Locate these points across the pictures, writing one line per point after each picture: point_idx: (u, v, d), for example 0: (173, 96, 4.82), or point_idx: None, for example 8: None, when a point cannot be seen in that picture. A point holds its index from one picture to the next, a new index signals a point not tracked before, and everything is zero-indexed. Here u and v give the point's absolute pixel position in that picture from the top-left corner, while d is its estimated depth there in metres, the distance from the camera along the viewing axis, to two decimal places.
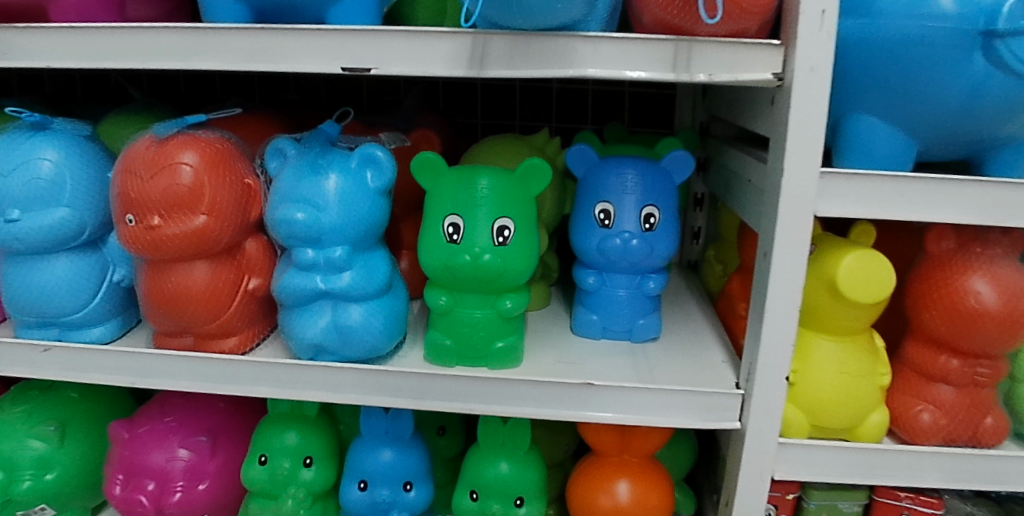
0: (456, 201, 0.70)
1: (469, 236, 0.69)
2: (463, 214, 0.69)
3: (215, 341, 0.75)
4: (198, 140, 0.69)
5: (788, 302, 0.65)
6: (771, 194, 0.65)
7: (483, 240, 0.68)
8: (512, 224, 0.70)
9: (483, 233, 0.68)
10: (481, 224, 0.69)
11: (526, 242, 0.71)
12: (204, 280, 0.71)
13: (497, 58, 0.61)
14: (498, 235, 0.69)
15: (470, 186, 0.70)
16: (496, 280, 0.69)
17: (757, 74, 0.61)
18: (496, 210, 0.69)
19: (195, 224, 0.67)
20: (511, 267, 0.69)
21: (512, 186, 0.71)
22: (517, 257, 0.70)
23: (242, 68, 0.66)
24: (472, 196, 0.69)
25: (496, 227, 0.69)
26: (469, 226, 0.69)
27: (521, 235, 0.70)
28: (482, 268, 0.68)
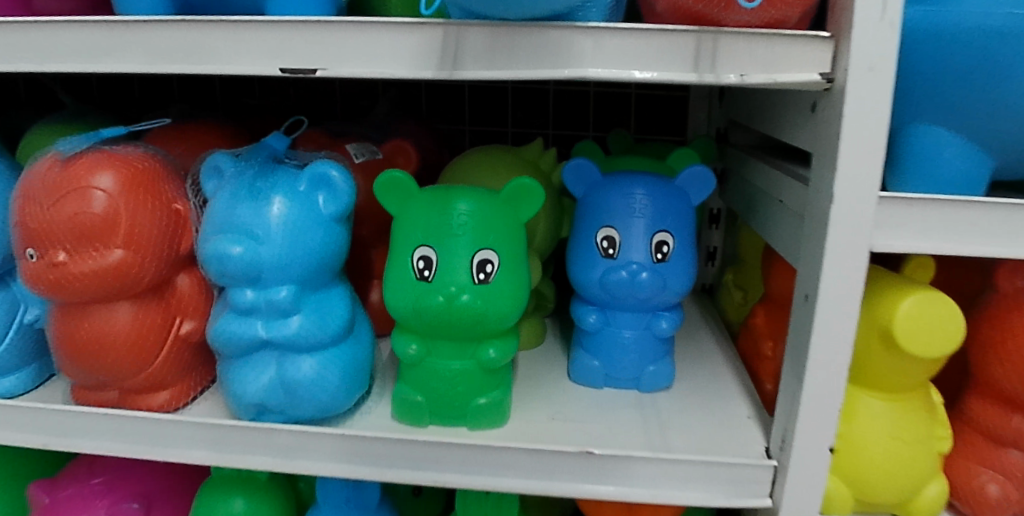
0: (428, 230, 0.58)
1: (443, 274, 0.56)
2: (436, 246, 0.57)
3: (143, 396, 0.63)
4: (116, 158, 0.56)
5: (835, 356, 0.53)
6: (814, 223, 0.53)
7: (460, 278, 0.56)
8: (496, 257, 0.58)
9: (460, 270, 0.56)
10: (458, 259, 0.56)
11: (514, 279, 0.58)
12: (125, 326, 0.59)
13: (474, 56, 0.49)
14: (479, 271, 0.57)
15: (445, 212, 0.58)
16: (476, 326, 0.57)
17: (798, 74, 0.49)
18: (477, 241, 0.57)
19: (109, 260, 0.55)
20: (495, 311, 0.57)
21: (497, 212, 0.59)
22: (502, 298, 0.57)
23: (163, 70, 0.53)
24: (448, 224, 0.57)
25: (476, 261, 0.57)
26: (444, 260, 0.57)
27: (507, 270, 0.58)
28: (459, 312, 0.56)
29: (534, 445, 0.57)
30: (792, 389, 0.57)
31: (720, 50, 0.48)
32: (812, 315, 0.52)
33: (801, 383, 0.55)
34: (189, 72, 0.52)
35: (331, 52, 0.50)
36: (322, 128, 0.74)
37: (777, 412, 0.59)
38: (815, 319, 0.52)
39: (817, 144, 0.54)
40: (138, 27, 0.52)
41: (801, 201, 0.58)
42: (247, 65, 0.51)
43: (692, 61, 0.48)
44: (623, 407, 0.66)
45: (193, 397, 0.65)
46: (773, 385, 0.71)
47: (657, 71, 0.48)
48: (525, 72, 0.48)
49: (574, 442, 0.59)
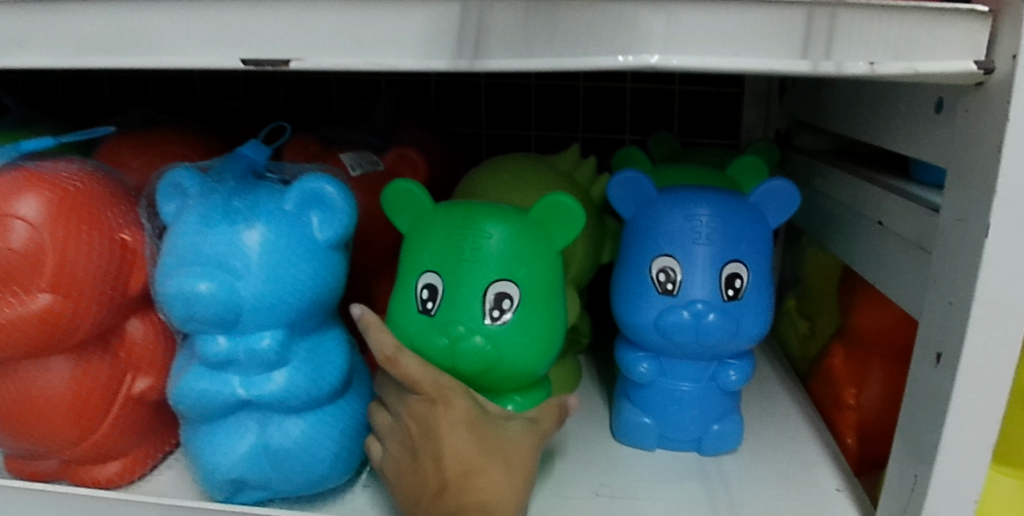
0: (436, 254, 0.45)
1: (449, 309, 0.44)
2: (444, 274, 0.45)
3: (86, 467, 0.50)
4: (41, 176, 0.44)
5: (982, 435, 0.40)
6: (951, 260, 0.40)
7: (470, 318, 0.44)
8: (517, 292, 0.45)
9: (470, 307, 0.44)
10: (469, 293, 0.44)
11: (538, 320, 0.45)
12: (59, 388, 0.46)
13: (502, 39, 0.36)
14: (495, 309, 0.44)
15: (458, 232, 0.45)
16: (486, 376, 0.45)
17: (945, 61, 0.36)
18: (494, 271, 0.44)
19: (32, 309, 0.42)
20: (511, 360, 0.45)
21: (525, 236, 0.46)
22: (521, 343, 0.45)
23: (91, 66, 0.40)
24: (461, 247, 0.45)
25: (491, 296, 0.44)
26: (451, 293, 0.44)
27: (530, 310, 0.45)
28: (464, 361, 0.43)
29: None
30: (911, 468, 0.44)
31: (839, 31, 0.35)
32: (952, 384, 0.39)
33: (927, 465, 0.42)
34: (127, 66, 0.40)
35: (310, 38, 0.38)
36: (311, 133, 0.62)
37: (884, 489, 0.47)
38: (953, 387, 0.39)
39: (952, 155, 0.41)
40: (61, 8, 0.40)
41: (920, 225, 0.45)
42: (201, 55, 0.39)
43: (801, 46, 0.35)
44: (679, 478, 0.54)
45: (152, 466, 0.53)
46: (856, 440, 0.60)
47: (754, 58, 0.35)
48: (572, 60, 0.35)
49: None
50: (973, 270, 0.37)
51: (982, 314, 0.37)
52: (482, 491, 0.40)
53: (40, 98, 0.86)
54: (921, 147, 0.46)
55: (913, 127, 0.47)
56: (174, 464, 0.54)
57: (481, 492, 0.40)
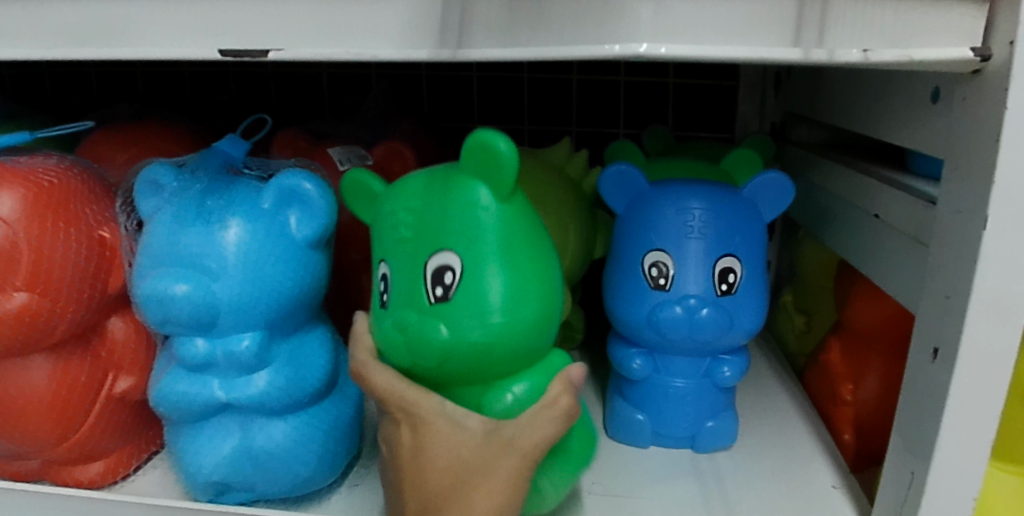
0: (385, 240, 0.42)
1: (398, 296, 0.40)
2: (392, 261, 0.41)
3: (69, 468, 0.49)
4: (16, 172, 0.43)
5: (981, 431, 0.39)
6: (948, 251, 0.39)
7: (409, 305, 0.39)
8: (458, 263, 0.38)
9: (412, 292, 0.39)
10: (412, 274, 0.39)
11: (485, 292, 0.38)
12: (38, 387, 0.45)
13: (487, 28, 0.35)
14: (436, 289, 0.38)
15: (399, 211, 0.41)
16: (448, 367, 0.39)
17: (941, 48, 0.35)
18: (428, 246, 0.39)
19: (8, 309, 0.41)
20: (460, 343, 0.38)
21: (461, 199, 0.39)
22: (468, 322, 0.38)
23: (69, 59, 0.40)
24: (400, 228, 0.40)
25: (429, 272, 0.39)
26: (397, 278, 0.40)
27: (479, 277, 0.38)
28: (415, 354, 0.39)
29: None
30: (908, 464, 0.43)
31: (832, 17, 0.34)
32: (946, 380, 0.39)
33: (925, 460, 0.41)
34: (107, 58, 0.39)
35: (291, 27, 0.37)
36: (299, 127, 0.61)
37: (881, 484, 0.47)
38: (949, 383, 0.38)
39: (948, 144, 0.40)
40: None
41: (916, 218, 0.44)
42: (180, 48, 0.38)
43: (793, 33, 0.34)
44: (674, 476, 0.53)
45: (135, 466, 0.52)
46: (852, 436, 0.59)
47: (744, 47, 0.34)
48: (559, 50, 0.34)
49: None
50: (971, 261, 0.36)
51: (980, 306, 0.37)
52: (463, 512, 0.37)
53: (28, 93, 0.85)
54: (917, 137, 0.45)
55: (909, 119, 0.46)
56: (159, 464, 0.53)
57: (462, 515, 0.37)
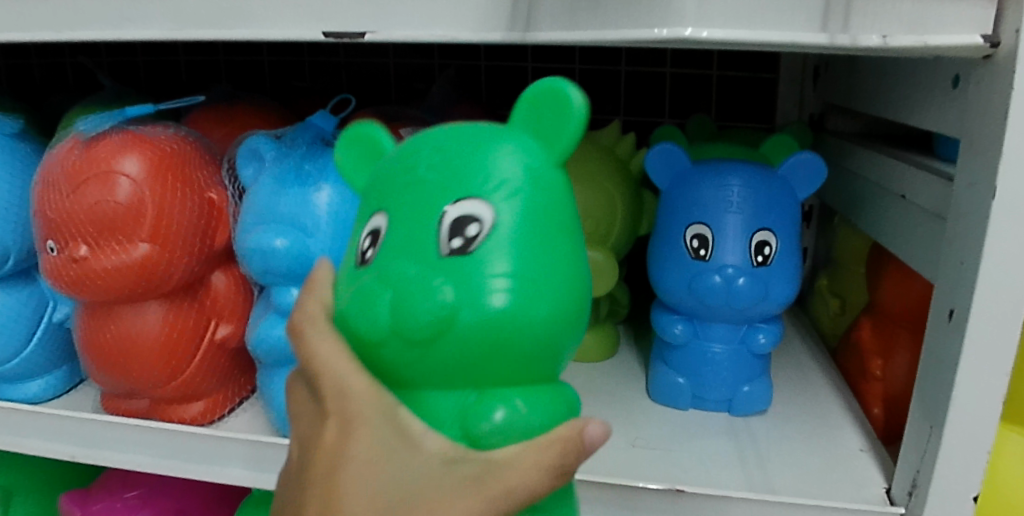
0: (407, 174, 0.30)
1: (395, 237, 0.29)
2: (392, 207, 0.30)
3: (173, 406, 0.56)
4: (143, 139, 0.50)
5: (994, 389, 0.41)
6: (962, 221, 0.41)
7: (424, 253, 0.28)
8: (483, 211, 0.28)
9: (423, 238, 0.28)
10: (419, 211, 0.29)
11: (553, 256, 0.29)
12: (152, 329, 0.52)
13: (552, 15, 0.40)
14: (473, 232, 0.28)
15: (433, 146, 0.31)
16: (463, 354, 0.28)
17: (952, 35, 0.37)
18: (453, 184, 0.29)
19: (133, 257, 0.48)
20: (511, 329, 0.27)
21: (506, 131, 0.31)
22: (525, 294, 0.28)
23: (190, 40, 0.46)
24: (439, 161, 0.30)
25: (447, 221, 0.28)
26: (398, 218, 0.29)
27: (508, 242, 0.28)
28: (421, 313, 0.26)
29: (616, 479, 0.48)
30: (924, 427, 0.45)
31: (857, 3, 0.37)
32: (954, 340, 0.42)
33: (939, 418, 0.43)
34: (221, 39, 0.45)
35: (382, 14, 0.43)
36: (374, 111, 0.69)
37: (902, 449, 0.48)
38: (962, 347, 0.41)
39: (965, 125, 0.43)
40: None
41: (937, 195, 0.47)
42: (289, 29, 0.44)
43: (821, 19, 0.37)
44: (711, 435, 0.57)
45: (231, 408, 0.58)
46: (881, 409, 0.61)
47: (775, 32, 0.37)
48: (613, 32, 0.37)
49: (657, 478, 0.50)
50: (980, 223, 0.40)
51: (993, 268, 0.39)
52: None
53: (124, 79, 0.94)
54: (941, 122, 0.48)
55: (934, 101, 0.49)
56: (249, 408, 0.59)
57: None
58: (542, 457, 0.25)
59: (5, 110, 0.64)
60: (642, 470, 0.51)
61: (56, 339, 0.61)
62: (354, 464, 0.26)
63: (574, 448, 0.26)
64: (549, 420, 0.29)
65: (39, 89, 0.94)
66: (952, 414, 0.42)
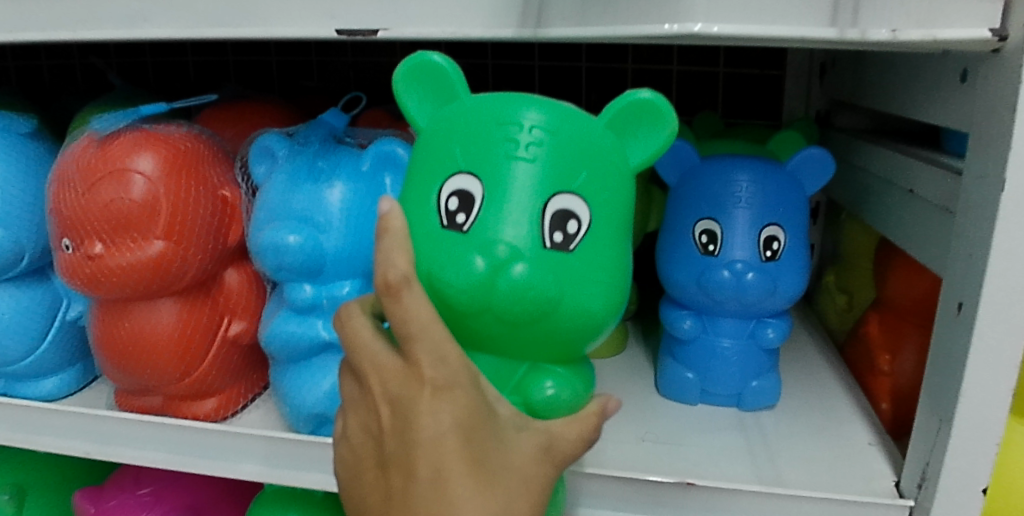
0: (510, 152, 0.35)
1: (495, 216, 0.35)
2: (484, 176, 0.36)
3: (187, 403, 0.57)
4: (157, 137, 0.50)
5: (1003, 381, 0.41)
6: (971, 213, 0.42)
7: (530, 240, 0.35)
8: (579, 212, 0.36)
9: (530, 225, 0.35)
10: (523, 199, 0.35)
11: (608, 261, 0.38)
12: (167, 326, 0.53)
13: (562, 10, 0.40)
14: (571, 231, 0.36)
15: (540, 132, 0.36)
16: (543, 331, 0.37)
17: (961, 28, 0.37)
18: (558, 181, 0.36)
19: (148, 254, 0.48)
20: (581, 316, 0.37)
21: (596, 139, 0.37)
22: (597, 292, 0.37)
23: (203, 38, 0.47)
24: (544, 154, 0.35)
25: (549, 215, 0.36)
26: (494, 197, 0.35)
27: (596, 244, 0.37)
28: (529, 298, 0.34)
29: (626, 473, 0.49)
30: (933, 421, 0.45)
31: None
32: (963, 332, 0.42)
33: (948, 411, 0.43)
34: (234, 37, 0.46)
35: (393, 11, 0.43)
36: (384, 109, 0.69)
37: (911, 443, 0.48)
38: (971, 339, 0.41)
39: (973, 118, 0.43)
40: None
41: (945, 189, 0.47)
42: (301, 27, 0.44)
43: (829, 13, 0.37)
44: (720, 430, 0.58)
45: (243, 405, 0.59)
46: (890, 404, 0.61)
47: (785, 26, 0.36)
48: (623, 28, 0.37)
49: (666, 472, 0.50)
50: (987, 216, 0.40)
51: (1001, 260, 0.39)
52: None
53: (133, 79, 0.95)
54: (949, 116, 0.48)
55: (942, 95, 0.49)
56: (261, 404, 0.60)
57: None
58: (584, 428, 0.35)
59: (19, 110, 0.65)
60: (651, 464, 0.52)
61: (71, 337, 0.62)
62: (446, 434, 0.30)
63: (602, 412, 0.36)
64: (580, 392, 0.40)
65: (49, 90, 0.95)
66: (960, 406, 0.42)
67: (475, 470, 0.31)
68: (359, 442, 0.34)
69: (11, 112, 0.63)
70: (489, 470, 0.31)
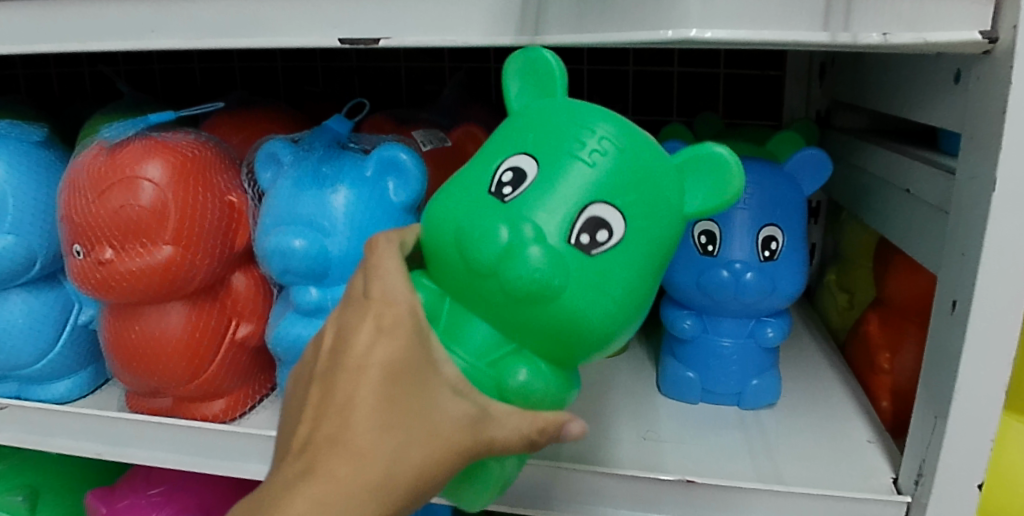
0: (574, 151, 0.36)
1: (534, 200, 0.36)
2: (543, 162, 0.37)
3: (197, 404, 0.58)
4: (165, 145, 0.51)
5: (998, 378, 0.41)
6: (964, 213, 0.42)
7: (556, 230, 0.35)
8: (612, 222, 0.36)
9: (561, 218, 0.35)
10: (565, 194, 0.36)
11: (628, 282, 0.37)
12: (177, 329, 0.54)
13: (560, 17, 0.41)
14: (599, 238, 0.36)
15: (608, 141, 0.37)
16: (545, 322, 0.36)
17: (951, 32, 0.38)
18: (604, 186, 0.36)
19: (157, 259, 0.50)
20: (584, 323, 0.36)
21: (660, 171, 0.38)
22: (608, 305, 0.36)
23: (211, 48, 0.48)
24: (606, 163, 0.36)
25: (584, 217, 0.36)
26: (542, 183, 0.36)
27: (619, 260, 0.36)
28: (540, 285, 0.34)
29: (626, 470, 0.49)
30: (929, 417, 0.46)
31: (856, 3, 0.37)
32: (957, 330, 0.42)
33: (944, 407, 0.44)
34: (240, 47, 0.47)
35: (396, 21, 0.44)
36: (387, 114, 0.70)
37: (908, 439, 0.49)
38: (965, 337, 0.41)
39: (966, 120, 0.44)
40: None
41: (941, 188, 0.48)
42: (305, 37, 0.45)
43: (821, 18, 0.37)
44: (721, 428, 0.58)
45: (252, 406, 0.60)
46: (890, 402, 0.62)
47: (777, 30, 0.37)
48: (617, 34, 0.38)
49: (667, 470, 0.51)
50: (977, 217, 0.41)
51: (993, 259, 0.40)
52: (333, 485, 0.28)
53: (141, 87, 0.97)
54: (944, 116, 0.49)
55: (938, 95, 0.50)
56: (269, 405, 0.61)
57: (308, 492, 0.27)
58: (526, 427, 0.33)
59: (30, 119, 0.66)
60: (652, 463, 0.52)
61: (82, 340, 0.63)
62: (371, 368, 0.30)
63: (552, 431, 0.34)
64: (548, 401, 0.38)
65: (58, 98, 0.97)
66: (955, 402, 0.43)
67: (384, 416, 0.29)
68: (305, 365, 0.34)
69: (22, 121, 0.64)
70: (405, 426, 0.30)
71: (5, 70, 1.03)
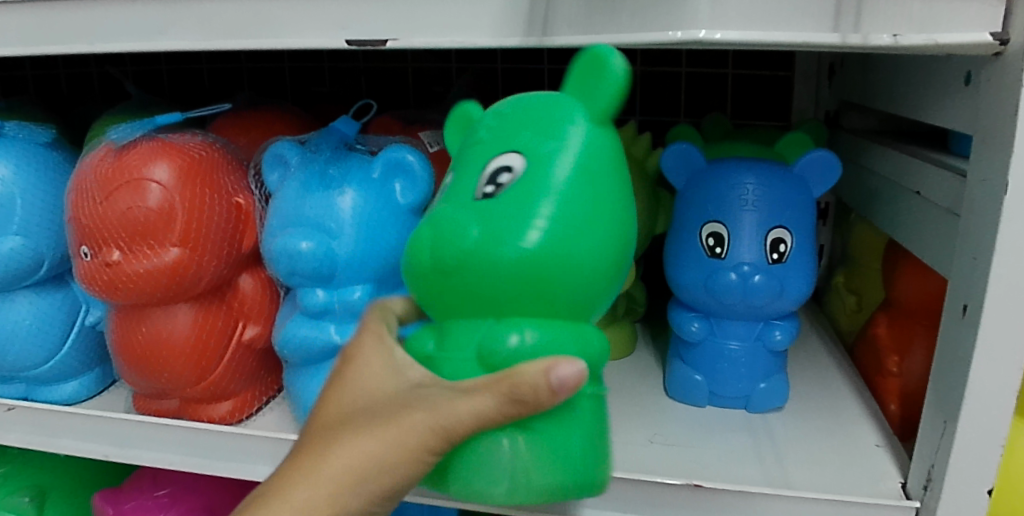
0: (474, 143, 0.40)
1: (450, 196, 0.38)
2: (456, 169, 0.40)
3: (203, 406, 0.58)
4: (171, 146, 0.51)
5: (1009, 383, 0.41)
6: (976, 216, 0.42)
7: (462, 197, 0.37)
8: (518, 162, 0.36)
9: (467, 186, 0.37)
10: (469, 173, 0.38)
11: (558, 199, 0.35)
12: (183, 330, 0.54)
13: (569, 19, 0.40)
14: (502, 180, 0.36)
15: (494, 116, 0.40)
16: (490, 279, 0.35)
17: (963, 34, 0.37)
18: (500, 145, 0.38)
19: (165, 260, 0.50)
20: (528, 261, 0.34)
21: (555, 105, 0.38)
22: (561, 240, 0.34)
23: (218, 50, 0.48)
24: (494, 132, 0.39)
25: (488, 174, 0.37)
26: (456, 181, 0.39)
27: (538, 184, 0.35)
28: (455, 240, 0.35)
29: (633, 474, 0.49)
30: (939, 422, 0.45)
31: (867, 5, 0.37)
32: (969, 334, 0.42)
33: (954, 412, 0.43)
34: (247, 49, 0.47)
35: (403, 23, 0.44)
36: (394, 115, 0.70)
37: (917, 444, 0.48)
38: (976, 341, 0.41)
39: (977, 122, 0.43)
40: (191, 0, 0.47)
41: (952, 190, 0.47)
42: (313, 39, 0.45)
43: (831, 19, 0.37)
44: (728, 432, 0.58)
45: (258, 407, 0.60)
46: (898, 406, 0.61)
47: (787, 32, 0.36)
48: (626, 36, 0.38)
49: (674, 474, 0.51)
50: (989, 220, 0.40)
51: (1005, 263, 0.39)
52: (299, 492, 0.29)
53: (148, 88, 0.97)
54: (955, 118, 0.48)
55: (950, 96, 0.49)
56: (276, 407, 0.61)
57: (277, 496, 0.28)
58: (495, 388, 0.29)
59: (38, 120, 0.66)
60: (658, 466, 0.52)
61: (89, 341, 0.63)
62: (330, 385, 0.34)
63: (534, 378, 0.29)
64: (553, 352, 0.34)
65: (67, 99, 0.97)
66: (965, 407, 0.42)
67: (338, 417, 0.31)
68: None
69: (30, 122, 0.64)
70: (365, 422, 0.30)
71: (14, 71, 1.04)
